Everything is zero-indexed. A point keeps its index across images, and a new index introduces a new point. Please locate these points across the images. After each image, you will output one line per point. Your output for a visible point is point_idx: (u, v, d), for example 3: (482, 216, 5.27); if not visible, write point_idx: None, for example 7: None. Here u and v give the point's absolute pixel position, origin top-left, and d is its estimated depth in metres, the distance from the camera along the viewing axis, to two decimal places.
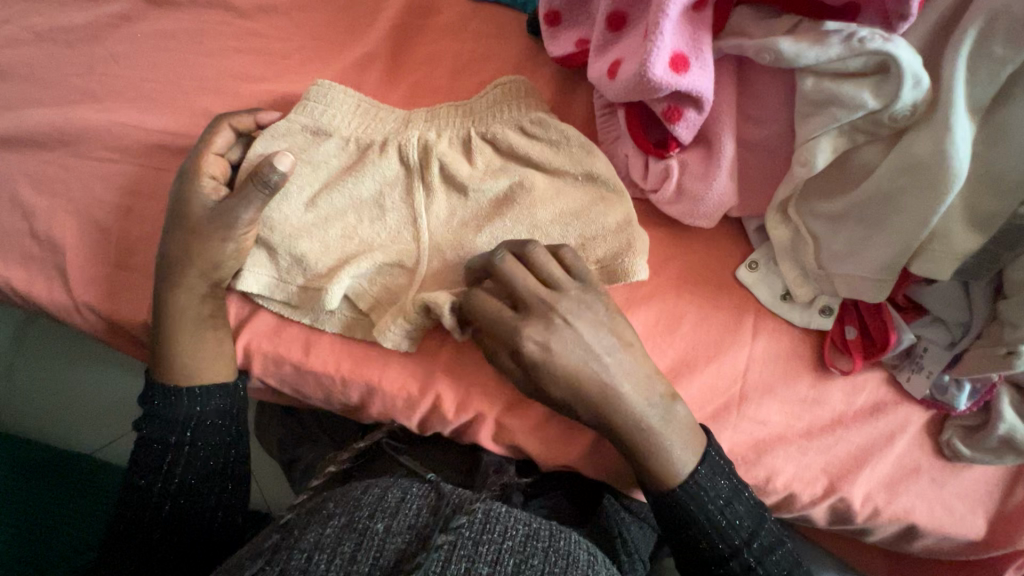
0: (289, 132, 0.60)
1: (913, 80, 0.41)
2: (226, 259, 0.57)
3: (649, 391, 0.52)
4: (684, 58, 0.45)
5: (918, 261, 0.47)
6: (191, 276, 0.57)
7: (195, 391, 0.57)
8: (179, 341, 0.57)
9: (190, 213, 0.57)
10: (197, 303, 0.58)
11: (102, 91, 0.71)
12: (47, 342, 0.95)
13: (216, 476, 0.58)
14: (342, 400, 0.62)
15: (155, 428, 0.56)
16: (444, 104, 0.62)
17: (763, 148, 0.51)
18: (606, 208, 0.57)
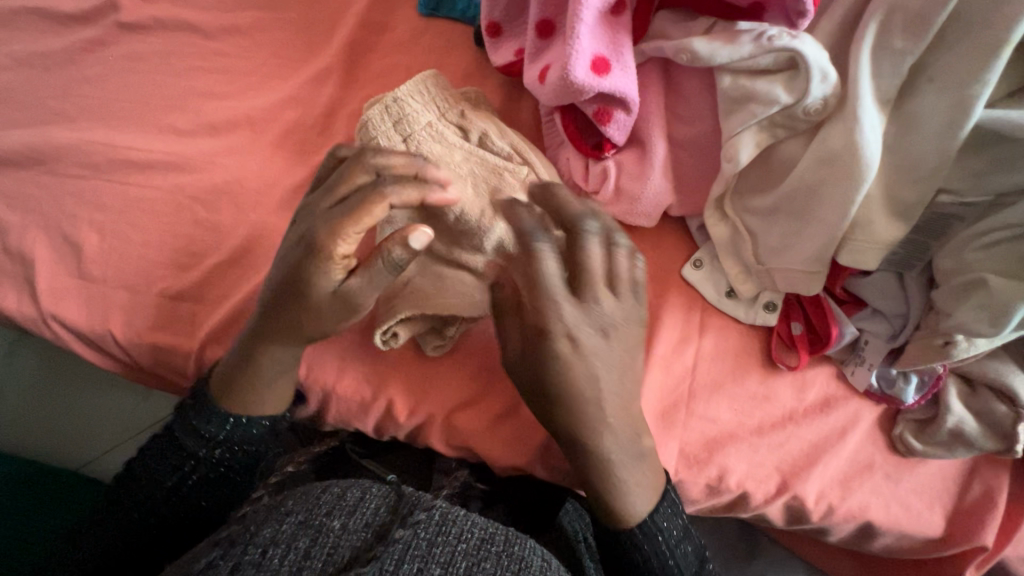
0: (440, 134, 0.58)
1: (820, 74, 0.42)
2: (265, 305, 0.53)
3: (622, 427, 0.50)
4: (605, 60, 0.47)
5: (845, 251, 0.48)
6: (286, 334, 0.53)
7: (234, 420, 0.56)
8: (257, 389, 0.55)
9: (309, 288, 0.50)
10: (287, 361, 0.55)
11: (75, 112, 0.74)
12: (36, 358, 0.97)
13: (222, 498, 0.58)
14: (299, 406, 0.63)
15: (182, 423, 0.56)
16: (460, 109, 0.59)
17: (695, 147, 0.52)
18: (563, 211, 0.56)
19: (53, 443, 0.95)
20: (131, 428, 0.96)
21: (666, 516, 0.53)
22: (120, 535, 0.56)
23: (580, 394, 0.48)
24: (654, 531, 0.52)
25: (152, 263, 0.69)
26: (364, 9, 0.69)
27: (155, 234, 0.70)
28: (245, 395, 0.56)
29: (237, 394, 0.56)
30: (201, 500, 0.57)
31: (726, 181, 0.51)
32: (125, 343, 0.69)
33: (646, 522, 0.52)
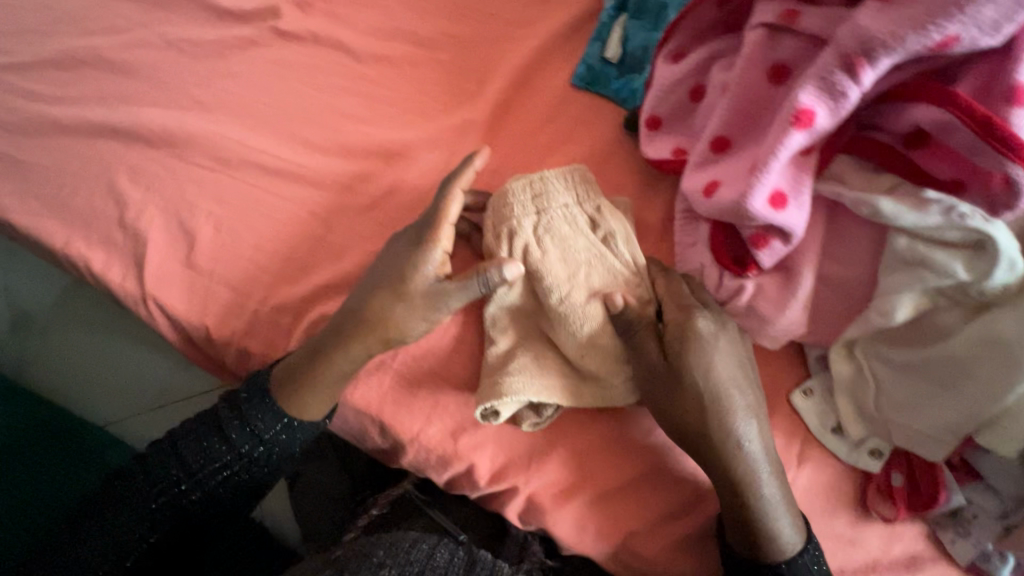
0: (571, 216, 0.61)
1: (1007, 263, 0.43)
2: (355, 302, 0.59)
3: (767, 447, 0.54)
4: (783, 195, 0.47)
5: (982, 429, 0.48)
6: (360, 343, 0.59)
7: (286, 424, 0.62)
8: (308, 396, 0.60)
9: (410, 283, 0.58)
10: (347, 369, 0.59)
11: (214, 104, 0.76)
12: (88, 308, 0.98)
13: (271, 467, 0.64)
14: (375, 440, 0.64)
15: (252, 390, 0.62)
16: (598, 203, 0.61)
17: (840, 288, 0.52)
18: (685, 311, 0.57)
19: (95, 395, 0.97)
20: (162, 398, 0.95)
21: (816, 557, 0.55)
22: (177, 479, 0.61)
23: (713, 420, 0.53)
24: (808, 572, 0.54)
25: (261, 268, 0.70)
26: (519, 66, 0.70)
27: (269, 240, 0.71)
28: (300, 398, 0.61)
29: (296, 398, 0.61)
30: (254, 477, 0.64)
31: (867, 329, 0.51)
32: (218, 340, 0.70)
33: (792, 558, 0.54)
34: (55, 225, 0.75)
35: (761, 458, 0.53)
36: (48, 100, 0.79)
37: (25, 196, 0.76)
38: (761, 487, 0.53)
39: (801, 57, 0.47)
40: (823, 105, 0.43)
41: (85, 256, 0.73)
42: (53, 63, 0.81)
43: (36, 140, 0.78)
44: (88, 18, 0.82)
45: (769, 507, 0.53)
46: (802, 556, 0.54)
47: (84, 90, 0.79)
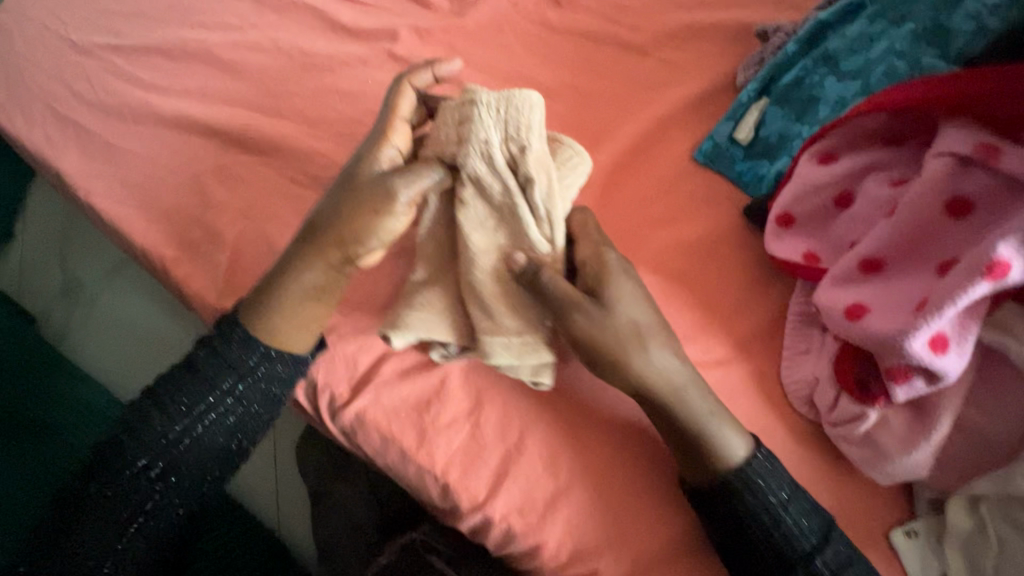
0: (447, 135, 0.52)
1: None
2: (324, 218, 0.51)
3: (718, 410, 0.50)
4: (945, 338, 0.43)
5: None
6: (331, 255, 0.51)
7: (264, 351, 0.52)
8: (280, 310, 0.52)
9: (358, 176, 0.51)
10: (310, 287, 0.51)
11: (316, 119, 0.74)
12: (138, 280, 0.98)
13: (243, 422, 0.54)
14: (432, 498, 0.59)
15: (194, 357, 0.52)
16: (513, 120, 0.50)
17: (976, 438, 0.48)
18: (620, 285, 0.50)
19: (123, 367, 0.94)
20: None
21: (768, 466, 0.50)
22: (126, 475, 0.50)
23: (649, 387, 0.49)
24: (769, 499, 0.49)
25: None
26: (639, 133, 0.66)
27: None
28: (275, 325, 0.52)
29: (267, 326, 0.52)
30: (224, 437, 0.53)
31: (1007, 490, 0.47)
32: None
33: (770, 503, 0.49)
34: (137, 215, 0.73)
35: (706, 418, 0.49)
36: (152, 89, 0.78)
37: (115, 182, 0.75)
38: (774, 503, 0.49)
39: (992, 194, 0.43)
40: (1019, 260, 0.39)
41: (161, 252, 0.70)
42: (164, 53, 0.80)
43: (133, 127, 0.77)
44: (204, 13, 0.82)
45: (706, 428, 0.49)
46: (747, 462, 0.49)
47: (189, 84, 0.78)
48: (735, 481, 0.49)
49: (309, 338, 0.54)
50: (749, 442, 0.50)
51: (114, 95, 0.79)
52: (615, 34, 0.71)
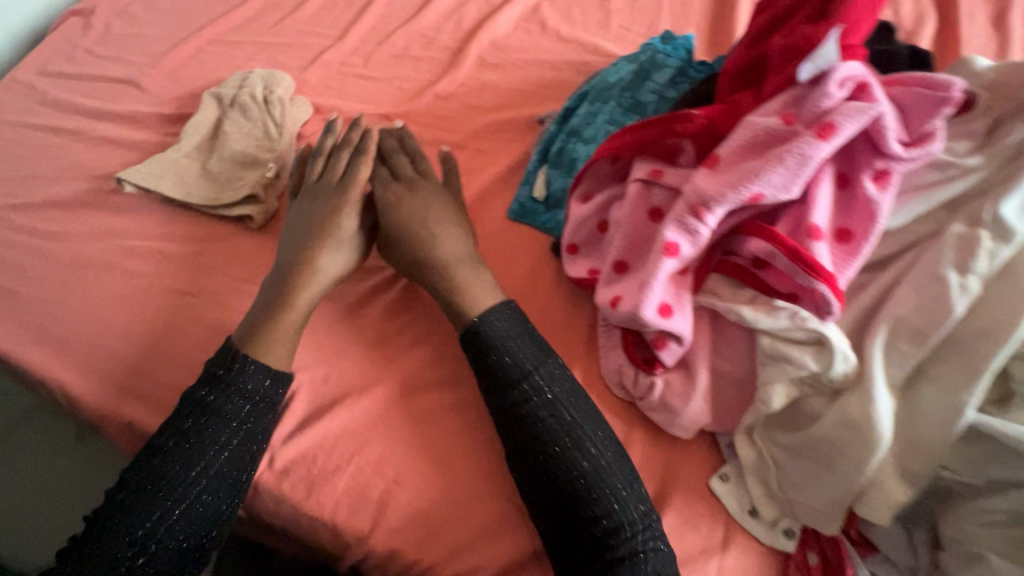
0: (244, 109, 0.89)
1: (842, 356, 0.53)
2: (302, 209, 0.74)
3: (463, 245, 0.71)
4: (669, 306, 0.58)
5: (861, 505, 0.54)
6: (308, 274, 0.70)
7: (241, 368, 0.64)
8: (273, 336, 0.66)
9: (343, 201, 0.73)
10: (310, 308, 0.69)
11: (197, 233, 0.82)
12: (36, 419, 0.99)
13: (229, 490, 0.62)
14: (341, 541, 0.67)
15: (183, 428, 0.62)
16: (270, 91, 0.90)
17: (732, 382, 0.62)
18: (413, 204, 0.73)
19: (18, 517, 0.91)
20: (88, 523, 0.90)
21: (506, 317, 0.65)
22: (180, 467, 0.60)
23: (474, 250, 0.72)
24: (555, 380, 0.62)
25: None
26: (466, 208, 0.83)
27: None
28: (264, 339, 0.66)
29: (260, 333, 0.66)
30: (216, 472, 0.61)
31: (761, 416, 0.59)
32: None
33: (511, 354, 0.63)
34: (35, 352, 0.76)
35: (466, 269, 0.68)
36: (40, 235, 0.84)
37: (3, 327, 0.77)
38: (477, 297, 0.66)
39: (669, 201, 0.62)
40: (685, 240, 0.55)
41: (58, 380, 0.74)
42: (52, 202, 0.87)
43: (23, 271, 0.81)
44: (90, 164, 0.91)
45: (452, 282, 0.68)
46: (501, 309, 0.65)
47: (76, 225, 0.84)
48: (494, 352, 0.63)
49: (289, 339, 0.67)
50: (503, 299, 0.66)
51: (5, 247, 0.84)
52: (438, 135, 0.90)
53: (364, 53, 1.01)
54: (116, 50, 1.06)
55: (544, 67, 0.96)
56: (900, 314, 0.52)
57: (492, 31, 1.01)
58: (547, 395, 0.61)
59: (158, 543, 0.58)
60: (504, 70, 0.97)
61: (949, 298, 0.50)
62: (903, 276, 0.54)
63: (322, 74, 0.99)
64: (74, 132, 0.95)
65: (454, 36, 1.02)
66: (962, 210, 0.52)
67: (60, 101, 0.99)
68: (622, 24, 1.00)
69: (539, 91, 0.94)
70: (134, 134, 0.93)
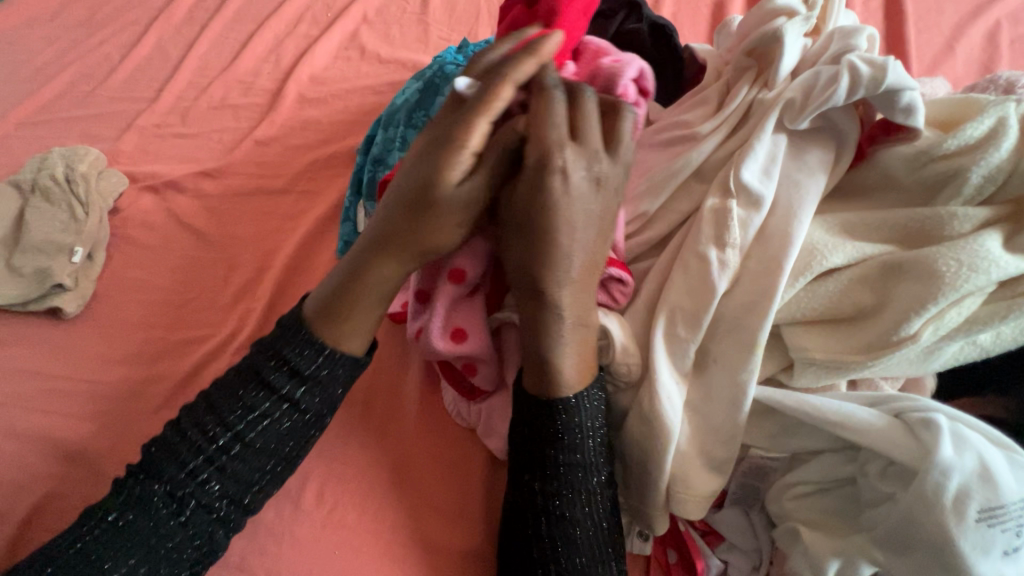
0: (46, 192, 0.83)
1: (621, 349, 0.52)
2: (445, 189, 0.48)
3: (586, 297, 0.51)
4: (464, 331, 0.59)
5: (675, 502, 0.51)
6: (405, 258, 0.52)
7: (325, 354, 0.51)
8: (344, 316, 0.52)
9: (456, 139, 0.48)
10: (392, 286, 0.54)
11: (5, 337, 0.76)
12: None
13: (297, 439, 0.52)
14: None
15: (262, 410, 0.50)
16: (75, 169, 0.85)
17: None
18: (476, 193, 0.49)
19: None
20: None
21: (591, 405, 0.51)
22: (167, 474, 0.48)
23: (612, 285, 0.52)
24: (579, 430, 0.51)
25: (41, 498, 0.65)
26: (293, 255, 0.80)
27: (49, 462, 0.67)
28: (338, 323, 0.52)
29: (337, 316, 0.52)
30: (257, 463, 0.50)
31: None
32: None
33: (582, 424, 0.51)
34: None
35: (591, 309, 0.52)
36: None
37: None
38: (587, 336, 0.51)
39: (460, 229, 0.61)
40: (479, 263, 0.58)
41: None
42: None
43: None
44: None
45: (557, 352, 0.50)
46: (582, 395, 0.51)
47: None
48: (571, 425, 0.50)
49: (362, 331, 0.53)
50: (585, 382, 0.52)
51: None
52: (260, 185, 0.87)
53: (181, 109, 0.97)
54: None
55: (366, 93, 0.94)
56: (673, 302, 0.49)
57: (310, 64, 0.98)
58: (569, 398, 0.51)
59: (212, 474, 0.49)
60: (326, 103, 0.93)
61: (710, 277, 0.47)
62: (675, 259, 0.51)
63: (136, 138, 0.94)
64: None
65: (273, 77, 0.98)
66: (714, 179, 0.49)
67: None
68: (441, 36, 0.99)
69: (361, 120, 0.91)
70: None
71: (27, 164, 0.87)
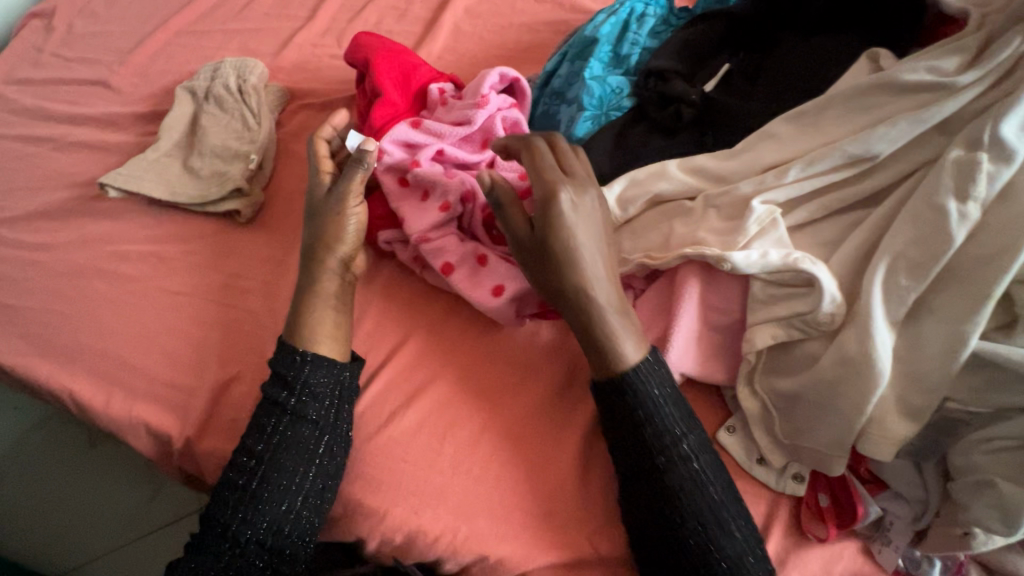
0: (220, 99, 0.87)
1: (829, 297, 0.53)
2: (563, 232, 0.57)
3: (611, 293, 0.58)
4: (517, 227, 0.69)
5: (863, 441, 0.54)
6: (330, 280, 0.68)
7: (311, 357, 0.63)
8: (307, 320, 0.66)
9: (542, 176, 0.59)
10: (337, 295, 0.68)
11: (186, 232, 0.81)
12: (59, 442, 1.07)
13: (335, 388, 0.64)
14: (348, 532, 0.66)
15: (283, 403, 0.62)
16: (245, 78, 0.88)
17: (726, 332, 0.62)
18: (581, 212, 0.58)
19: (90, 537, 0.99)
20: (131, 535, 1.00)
21: (658, 370, 0.57)
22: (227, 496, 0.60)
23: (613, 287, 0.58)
24: (655, 406, 0.56)
25: (226, 378, 0.71)
26: None
27: (232, 348, 0.73)
28: (312, 334, 0.65)
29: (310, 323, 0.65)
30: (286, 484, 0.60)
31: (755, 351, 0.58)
32: (197, 450, 0.69)
33: (655, 402, 0.56)
34: (36, 362, 0.76)
35: (609, 308, 0.57)
36: (32, 247, 0.83)
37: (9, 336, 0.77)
38: (620, 343, 0.57)
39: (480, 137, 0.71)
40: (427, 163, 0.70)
41: (66, 386, 0.73)
42: (37, 214, 0.86)
43: (21, 285, 0.80)
44: (73, 171, 0.90)
45: (603, 332, 0.57)
46: (644, 364, 0.56)
47: (66, 234, 0.84)
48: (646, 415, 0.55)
49: (338, 337, 0.66)
50: (643, 350, 0.57)
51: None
52: None
53: (337, 31, 0.99)
54: (82, 52, 1.03)
55: (522, 30, 0.94)
56: (898, 250, 0.51)
57: None
58: (628, 368, 0.56)
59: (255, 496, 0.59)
60: (482, 36, 0.94)
61: (947, 229, 0.48)
62: (900, 207, 0.53)
63: (295, 55, 0.96)
64: (51, 141, 0.93)
65: (427, 6, 0.99)
66: (960, 133, 0.51)
67: (30, 107, 0.96)
68: None
69: (518, 55, 0.92)
70: (115, 137, 0.92)
71: (200, 73, 0.91)
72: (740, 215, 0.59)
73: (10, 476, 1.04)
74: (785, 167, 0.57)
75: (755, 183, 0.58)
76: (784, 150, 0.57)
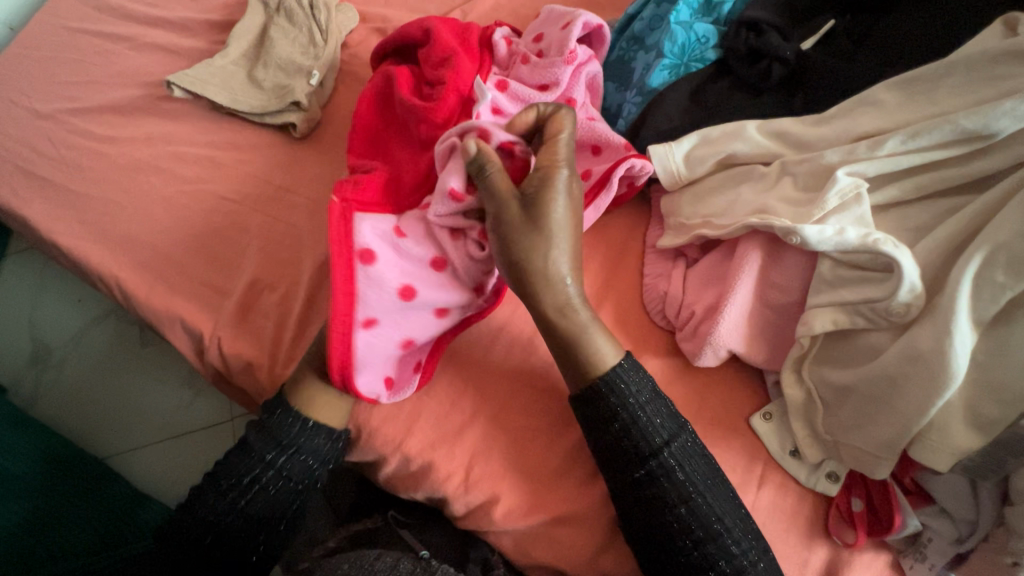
0: (292, 12, 0.86)
1: (908, 285, 0.48)
2: (560, 253, 0.54)
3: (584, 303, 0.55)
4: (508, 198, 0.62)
5: (916, 446, 0.50)
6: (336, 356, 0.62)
7: (310, 425, 0.60)
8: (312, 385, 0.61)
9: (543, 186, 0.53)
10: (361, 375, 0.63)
11: (246, 143, 0.82)
12: (110, 335, 1.12)
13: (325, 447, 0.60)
14: (360, 454, 0.65)
15: (273, 443, 0.58)
16: None
17: (780, 313, 0.57)
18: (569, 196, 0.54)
19: (128, 426, 1.05)
20: (166, 433, 1.05)
21: (632, 375, 0.55)
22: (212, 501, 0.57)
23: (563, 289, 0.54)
24: (650, 421, 0.54)
25: (265, 290, 0.72)
26: None
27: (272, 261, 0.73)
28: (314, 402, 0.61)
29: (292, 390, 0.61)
30: (272, 502, 0.58)
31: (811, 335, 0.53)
32: (226, 355, 0.70)
33: (632, 405, 0.54)
34: (91, 248, 0.78)
35: (588, 327, 0.55)
36: (101, 139, 0.85)
37: (69, 222, 0.80)
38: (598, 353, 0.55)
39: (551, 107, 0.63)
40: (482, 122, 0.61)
41: (115, 275, 0.75)
42: (108, 108, 0.88)
43: (86, 174, 0.82)
44: (146, 72, 0.91)
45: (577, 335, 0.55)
46: (621, 366, 0.55)
47: (133, 131, 0.85)
48: (628, 415, 0.54)
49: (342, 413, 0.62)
50: (619, 352, 0.56)
51: (64, 149, 0.85)
52: None
53: None
54: None
55: None
56: (1001, 242, 0.45)
57: None
58: (621, 390, 0.54)
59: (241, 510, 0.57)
60: None
61: None
62: (1011, 196, 0.47)
63: None
64: (128, 41, 0.94)
65: None
66: None
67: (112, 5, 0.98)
68: None
69: None
70: (189, 43, 0.93)
71: None
72: (820, 186, 0.54)
73: (59, 361, 1.10)
74: (883, 137, 0.51)
75: (843, 152, 0.53)
76: (883, 120, 0.52)
